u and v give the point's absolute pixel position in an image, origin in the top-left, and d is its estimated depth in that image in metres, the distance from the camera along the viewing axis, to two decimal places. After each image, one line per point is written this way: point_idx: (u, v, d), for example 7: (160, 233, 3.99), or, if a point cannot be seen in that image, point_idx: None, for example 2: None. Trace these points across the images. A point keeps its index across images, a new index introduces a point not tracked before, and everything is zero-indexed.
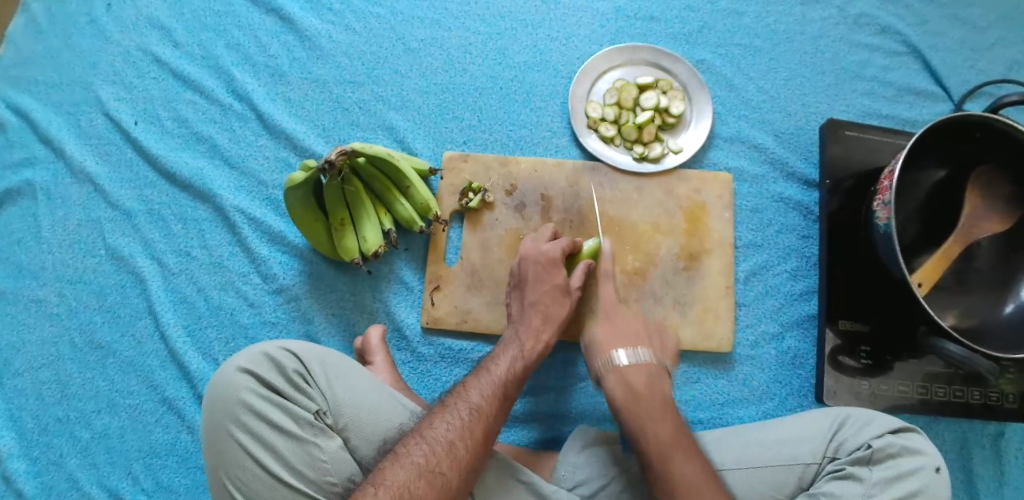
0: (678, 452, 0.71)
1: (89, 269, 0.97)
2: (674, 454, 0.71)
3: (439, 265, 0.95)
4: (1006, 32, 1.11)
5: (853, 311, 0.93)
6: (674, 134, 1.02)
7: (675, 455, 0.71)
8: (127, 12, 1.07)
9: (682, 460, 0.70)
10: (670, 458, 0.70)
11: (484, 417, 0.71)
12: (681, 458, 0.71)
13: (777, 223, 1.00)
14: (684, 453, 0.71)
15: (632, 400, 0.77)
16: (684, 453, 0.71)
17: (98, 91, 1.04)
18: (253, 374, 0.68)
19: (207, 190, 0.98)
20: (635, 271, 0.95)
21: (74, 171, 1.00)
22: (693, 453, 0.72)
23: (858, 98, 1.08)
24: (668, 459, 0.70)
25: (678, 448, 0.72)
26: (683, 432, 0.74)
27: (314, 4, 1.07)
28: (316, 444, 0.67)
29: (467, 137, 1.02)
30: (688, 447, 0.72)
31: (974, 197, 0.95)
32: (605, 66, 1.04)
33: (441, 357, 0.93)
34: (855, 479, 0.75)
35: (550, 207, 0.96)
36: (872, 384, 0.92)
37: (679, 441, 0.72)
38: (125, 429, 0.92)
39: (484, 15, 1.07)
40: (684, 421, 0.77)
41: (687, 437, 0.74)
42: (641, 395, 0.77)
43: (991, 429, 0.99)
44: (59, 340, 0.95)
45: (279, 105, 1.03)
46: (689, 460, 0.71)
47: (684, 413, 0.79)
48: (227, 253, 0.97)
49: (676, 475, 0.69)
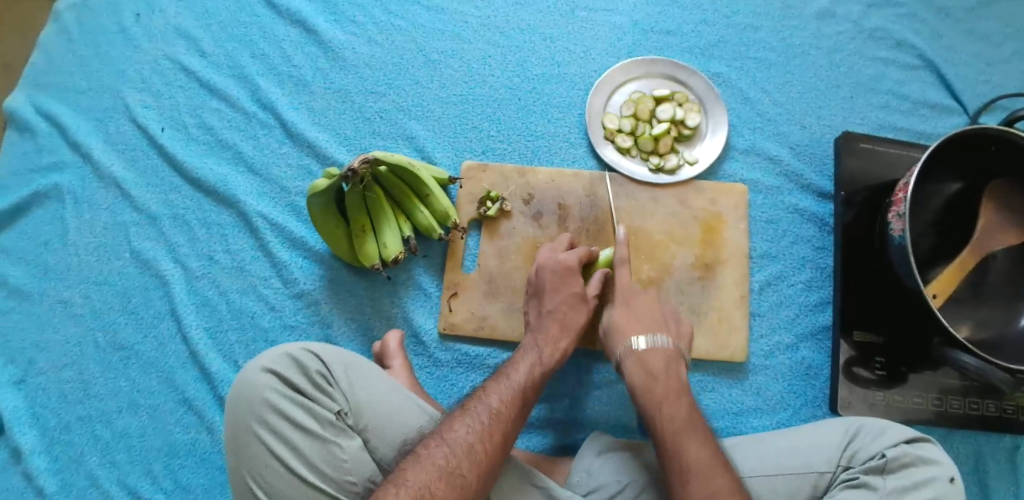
0: (658, 357, 0.81)
1: (114, 271, 0.99)
2: (654, 358, 0.81)
3: (457, 272, 0.96)
4: (1021, 47, 1.12)
5: (868, 322, 0.94)
6: (690, 145, 1.03)
7: (656, 359, 0.81)
8: (155, 22, 1.10)
9: (660, 363, 0.81)
10: (650, 362, 0.81)
11: (503, 420, 0.73)
12: (660, 360, 0.81)
13: (792, 234, 1.01)
14: (663, 358, 0.81)
15: (626, 312, 0.86)
16: (663, 358, 0.81)
17: (125, 98, 1.06)
18: (277, 373, 0.70)
19: (231, 196, 1.01)
20: (650, 281, 0.96)
21: (101, 176, 1.03)
22: (672, 360, 0.82)
23: (873, 111, 1.08)
24: (647, 362, 0.81)
25: (659, 353, 0.82)
26: (669, 342, 0.83)
27: (337, 15, 1.10)
28: (337, 443, 0.69)
29: (485, 146, 1.03)
30: (669, 353, 0.82)
31: (989, 210, 0.96)
32: (622, 78, 1.05)
33: (458, 363, 0.94)
34: (870, 488, 0.76)
35: (566, 216, 0.98)
36: (886, 395, 0.92)
37: (660, 348, 0.82)
38: (146, 429, 0.93)
39: (503, 28, 1.09)
40: (674, 330, 0.86)
41: (672, 347, 0.83)
42: (634, 311, 0.86)
43: (1007, 443, 0.99)
44: (84, 340, 0.97)
45: (302, 114, 1.05)
46: (665, 364, 0.81)
47: (679, 324, 0.88)
48: (249, 257, 0.99)
49: (652, 374, 0.80)
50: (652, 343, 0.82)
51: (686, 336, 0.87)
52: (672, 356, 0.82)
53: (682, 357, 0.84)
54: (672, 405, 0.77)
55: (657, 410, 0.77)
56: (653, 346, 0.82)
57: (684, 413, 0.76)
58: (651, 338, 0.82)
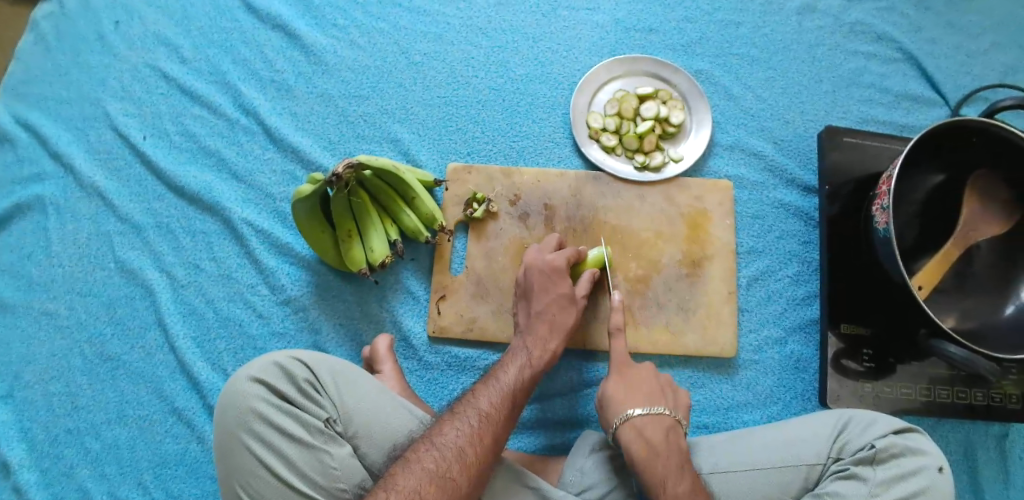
0: (656, 429, 0.78)
1: (99, 281, 0.98)
2: (653, 429, 0.78)
3: (445, 274, 0.96)
4: (1000, 38, 1.13)
5: (855, 314, 0.94)
6: (675, 142, 1.04)
7: (655, 431, 0.78)
8: (135, 29, 1.09)
9: (660, 436, 0.77)
10: (649, 433, 0.78)
11: (493, 423, 0.73)
12: (659, 432, 0.78)
13: (778, 228, 1.01)
14: (662, 430, 0.78)
15: (620, 385, 0.83)
16: (662, 429, 0.78)
17: (107, 107, 1.06)
18: (264, 383, 0.69)
19: (215, 203, 1.00)
20: (638, 279, 0.96)
21: (83, 186, 1.02)
22: (671, 430, 0.79)
23: (856, 105, 1.09)
24: (625, 377, 0.84)
25: (657, 425, 0.79)
26: (667, 411, 0.80)
27: (319, 19, 1.09)
28: (326, 451, 0.68)
29: (471, 148, 1.03)
30: (667, 424, 0.79)
31: (974, 204, 0.97)
32: (606, 77, 1.05)
33: (448, 366, 0.94)
34: (860, 479, 0.77)
35: (553, 216, 0.98)
36: (875, 386, 0.93)
37: (659, 419, 0.79)
38: (135, 441, 0.92)
39: (486, 29, 1.09)
40: (671, 399, 0.84)
41: (670, 416, 0.80)
42: (630, 381, 0.84)
43: (995, 431, 1.01)
44: (69, 352, 0.96)
45: (285, 119, 1.04)
46: (665, 436, 0.78)
47: (675, 393, 0.85)
48: (236, 265, 0.98)
49: (629, 388, 0.83)
50: (650, 414, 0.79)
51: (683, 405, 0.85)
52: (671, 427, 0.79)
53: (681, 426, 0.81)
54: (676, 482, 0.73)
55: (659, 489, 0.73)
56: (650, 415, 0.79)
57: (688, 489, 0.72)
58: (648, 408, 0.79)
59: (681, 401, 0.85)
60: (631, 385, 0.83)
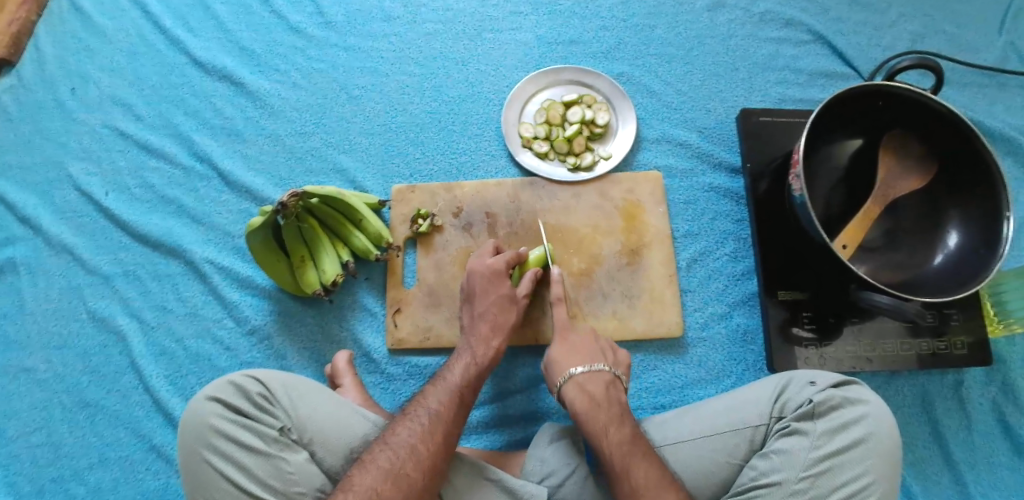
0: (597, 385, 0.82)
1: (73, 333, 1.03)
2: (593, 383, 0.82)
3: (399, 289, 1.01)
4: (903, 10, 1.20)
5: (790, 281, 0.99)
6: (604, 142, 1.10)
7: (596, 386, 0.82)
8: (93, 94, 1.17)
9: (600, 389, 0.81)
10: (590, 388, 0.81)
11: (444, 419, 0.77)
12: (599, 386, 0.82)
13: (710, 211, 1.07)
14: (602, 385, 0.82)
15: (562, 348, 0.87)
16: (603, 384, 0.82)
17: (70, 169, 1.12)
18: (220, 400, 0.74)
19: (177, 247, 1.06)
20: (582, 272, 1.01)
21: (52, 244, 1.08)
22: (611, 384, 0.83)
23: (772, 87, 1.16)
24: (587, 388, 0.81)
25: (597, 380, 0.82)
26: (606, 368, 0.84)
27: (263, 67, 1.17)
28: (282, 457, 0.72)
29: (413, 169, 1.10)
30: (607, 380, 0.83)
31: (888, 160, 0.99)
32: (533, 89, 1.12)
33: (409, 375, 0.98)
34: (802, 433, 0.79)
35: (495, 223, 1.03)
36: (820, 348, 0.97)
37: (599, 375, 0.83)
38: (117, 482, 0.96)
39: (418, 58, 1.17)
40: (612, 359, 0.88)
41: (610, 373, 0.84)
42: (573, 347, 0.87)
43: (949, 379, 1.02)
44: (48, 404, 1.00)
45: (238, 162, 1.11)
46: (605, 389, 0.81)
47: (615, 352, 0.89)
48: (201, 302, 1.03)
49: (595, 401, 0.80)
50: (589, 370, 0.83)
51: (624, 363, 0.89)
52: (611, 382, 0.83)
53: (622, 382, 0.85)
54: (617, 428, 0.76)
55: (602, 437, 0.76)
56: (590, 374, 0.83)
57: (629, 433, 0.76)
58: (587, 364, 0.83)
59: (622, 359, 0.89)
60: (595, 397, 0.80)
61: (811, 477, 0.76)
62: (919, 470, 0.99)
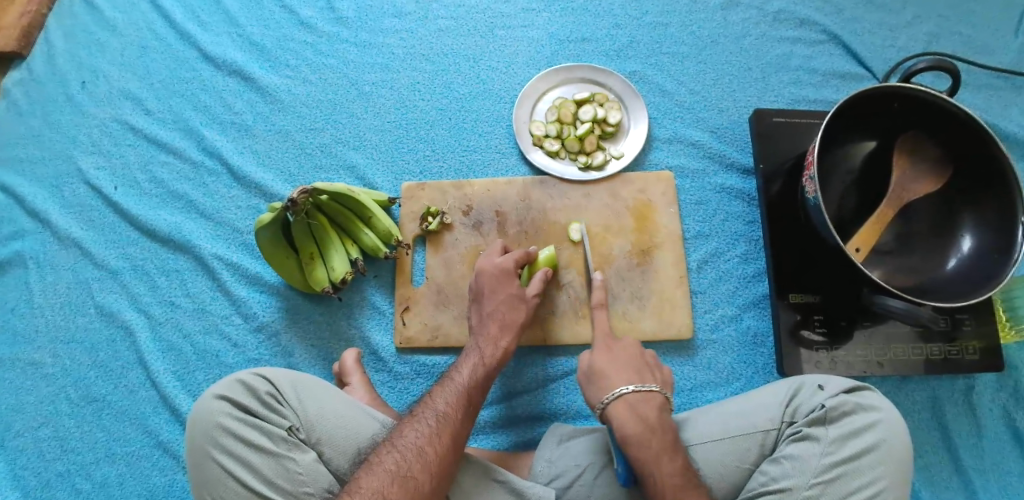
0: (650, 407, 0.79)
1: (81, 328, 1.03)
2: (645, 406, 0.79)
3: (407, 287, 1.01)
4: (919, 11, 1.19)
5: (802, 284, 0.98)
6: (615, 141, 1.09)
7: (648, 409, 0.79)
8: (102, 88, 1.17)
9: (653, 412, 0.79)
10: (642, 411, 0.78)
11: (451, 421, 0.76)
12: (652, 410, 0.79)
13: (722, 212, 1.06)
14: (654, 408, 0.79)
15: (610, 363, 0.85)
16: (655, 408, 0.79)
17: (78, 163, 1.12)
18: (228, 399, 0.74)
19: (185, 242, 1.05)
20: (592, 272, 1.01)
21: (60, 238, 1.07)
22: (662, 408, 0.80)
23: (786, 87, 1.14)
24: (639, 411, 0.78)
25: (650, 403, 0.80)
26: (658, 390, 0.81)
27: (272, 62, 1.16)
28: (290, 457, 0.72)
29: (423, 166, 1.09)
30: (659, 404, 0.80)
31: (903, 163, 0.99)
32: (544, 87, 1.11)
33: (417, 374, 0.98)
34: (814, 439, 0.79)
35: (505, 222, 1.03)
36: (831, 352, 0.96)
37: (651, 397, 0.80)
38: (124, 476, 0.96)
39: (429, 54, 1.16)
40: (659, 378, 0.85)
41: (660, 394, 0.82)
42: (616, 358, 0.86)
43: (959, 384, 1.02)
44: (55, 398, 1.00)
45: (247, 157, 1.11)
46: (658, 413, 0.79)
47: (661, 371, 0.87)
48: (209, 298, 1.03)
49: (647, 427, 0.77)
50: (642, 392, 0.80)
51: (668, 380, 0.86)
52: (663, 406, 0.80)
53: (669, 404, 0.82)
54: (670, 459, 0.74)
55: (654, 465, 0.73)
56: (643, 396, 0.80)
57: (681, 465, 0.74)
58: (640, 386, 0.80)
59: (666, 377, 0.86)
60: (646, 421, 0.78)
61: (821, 483, 0.75)
62: (928, 476, 0.98)
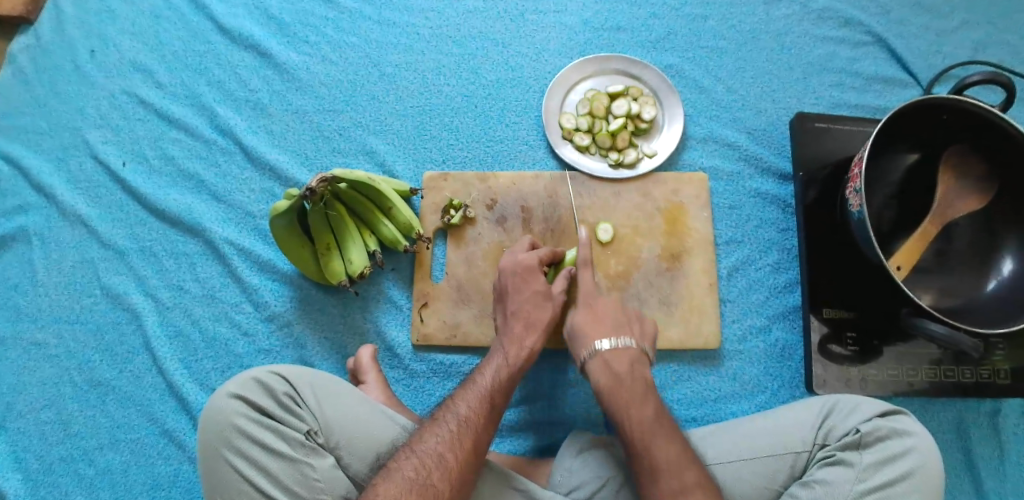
0: (622, 361, 0.79)
1: (86, 308, 1.00)
2: (619, 362, 0.79)
3: (426, 282, 0.97)
4: (969, 15, 1.13)
5: (837, 297, 0.94)
6: (648, 138, 1.05)
7: (621, 362, 0.79)
8: (111, 57, 1.11)
9: (625, 366, 0.79)
10: (615, 364, 0.79)
11: (472, 426, 0.73)
12: (624, 363, 0.79)
13: (755, 218, 1.02)
14: (628, 362, 0.80)
15: (590, 318, 0.84)
16: (628, 361, 0.79)
17: (86, 135, 1.07)
18: (244, 399, 0.71)
19: (196, 224, 1.01)
20: (618, 275, 0.97)
21: (66, 215, 1.03)
22: (645, 382, 0.79)
23: (827, 90, 1.09)
24: (611, 363, 0.79)
25: (623, 356, 0.80)
26: (634, 344, 0.81)
27: (291, 37, 1.11)
28: (308, 463, 0.69)
29: (447, 155, 1.04)
30: (643, 379, 0.79)
31: (949, 176, 0.93)
32: (577, 77, 1.06)
33: (434, 372, 0.95)
34: (847, 464, 0.75)
35: (530, 218, 0.99)
36: (862, 370, 0.93)
37: (624, 351, 0.80)
38: (128, 464, 0.93)
39: (456, 37, 1.10)
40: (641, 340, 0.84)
41: (637, 348, 0.82)
42: (598, 314, 0.84)
43: (986, 408, 0.97)
44: (59, 380, 0.97)
45: (262, 138, 1.06)
46: (630, 366, 0.79)
47: (643, 323, 0.86)
48: (219, 284, 0.99)
49: (617, 377, 0.78)
50: (621, 361, 0.79)
51: (650, 334, 0.86)
52: (647, 381, 0.79)
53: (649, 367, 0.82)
54: (640, 407, 0.75)
55: (624, 415, 0.75)
56: (628, 368, 0.79)
57: (652, 413, 0.74)
58: (618, 351, 0.79)
59: (648, 330, 0.86)
60: (619, 375, 0.78)
61: None
62: None
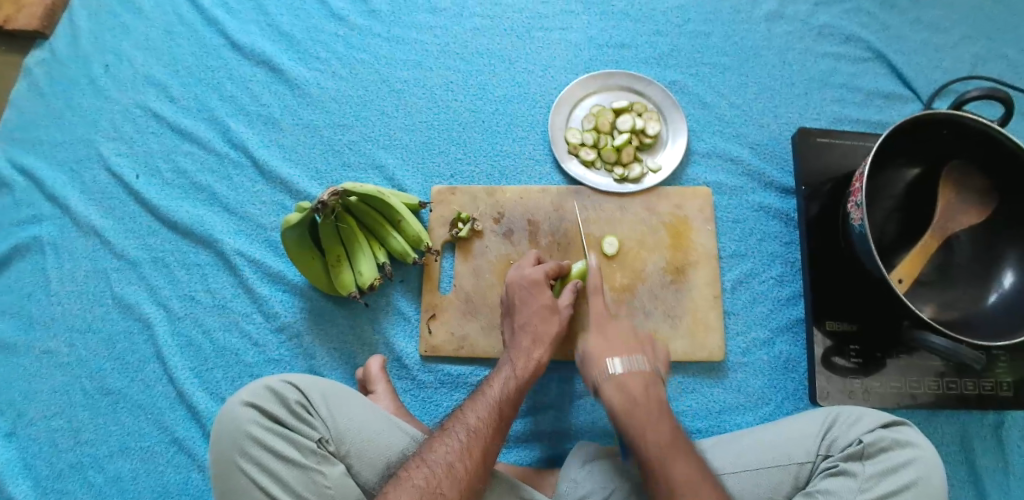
0: (684, 465, 0.72)
1: (98, 318, 1.01)
2: (681, 465, 0.72)
3: (434, 293, 0.98)
4: (967, 31, 1.15)
5: (839, 310, 0.95)
6: (653, 153, 1.06)
7: (684, 466, 0.72)
8: (126, 71, 1.14)
9: (689, 470, 0.72)
10: (680, 469, 0.71)
11: (482, 436, 0.74)
12: (690, 467, 0.72)
13: (758, 231, 1.04)
14: (690, 464, 0.72)
15: (635, 419, 0.76)
16: (688, 462, 0.72)
17: (100, 148, 1.10)
18: (256, 406, 0.72)
19: (207, 236, 1.03)
20: (624, 288, 0.98)
21: (80, 226, 1.05)
22: (650, 381, 0.80)
23: (828, 106, 1.11)
24: (678, 472, 0.71)
25: (683, 460, 0.72)
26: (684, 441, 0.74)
27: (302, 53, 1.13)
28: (319, 470, 0.71)
29: (454, 169, 1.06)
30: (647, 376, 0.80)
31: (949, 190, 0.94)
32: (582, 93, 1.08)
33: (441, 383, 0.96)
34: (850, 475, 0.76)
35: (537, 231, 1.00)
36: (865, 382, 0.94)
37: (680, 450, 0.73)
38: (138, 472, 0.94)
39: (464, 53, 1.13)
40: (651, 352, 0.84)
41: (687, 444, 0.74)
42: (637, 410, 0.76)
43: (990, 420, 0.97)
44: (70, 388, 0.98)
45: (273, 151, 1.08)
46: (693, 468, 0.72)
47: (676, 416, 0.79)
48: (230, 295, 1.01)
49: (688, 485, 0.70)
50: (629, 365, 0.80)
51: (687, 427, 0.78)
52: (651, 378, 0.80)
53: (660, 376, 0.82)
54: None
55: None
56: (630, 370, 0.80)
57: None
58: (628, 361, 0.80)
59: (684, 422, 0.79)
60: (687, 482, 0.70)
61: None
62: None
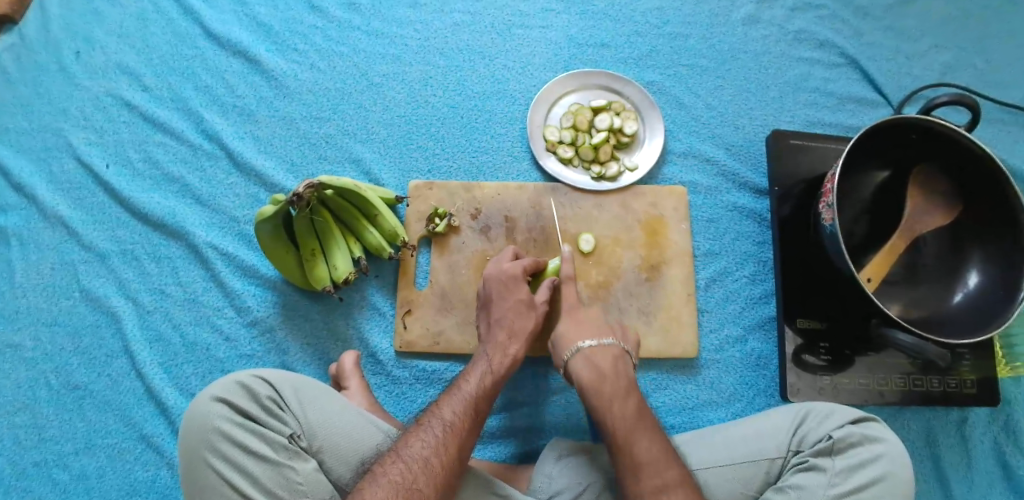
0: (605, 358, 0.83)
1: (64, 311, 0.99)
2: (602, 358, 0.83)
3: (410, 289, 0.98)
4: (937, 40, 1.18)
5: (809, 308, 0.97)
6: (630, 152, 1.07)
7: (604, 359, 0.83)
8: (97, 59, 1.11)
9: (608, 362, 0.83)
10: (597, 359, 0.83)
11: (458, 432, 0.73)
12: (607, 360, 0.83)
13: (732, 231, 1.05)
14: (610, 358, 0.83)
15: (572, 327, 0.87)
16: (610, 358, 0.83)
17: (68, 137, 1.07)
18: (227, 402, 0.71)
19: (179, 228, 1.01)
20: (600, 285, 0.99)
21: (46, 216, 1.03)
22: (619, 359, 0.84)
23: (802, 109, 1.13)
24: (593, 360, 0.83)
25: (606, 354, 0.84)
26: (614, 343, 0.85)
27: (279, 44, 1.12)
28: (291, 466, 0.70)
29: (432, 165, 1.06)
30: (615, 352, 0.85)
31: (916, 194, 0.96)
32: (561, 91, 1.09)
33: (416, 379, 0.96)
34: (819, 470, 0.77)
35: (514, 228, 1.00)
36: (834, 379, 0.95)
37: (608, 349, 0.84)
38: (104, 469, 0.92)
39: (443, 48, 1.13)
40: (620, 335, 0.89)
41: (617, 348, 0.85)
42: (579, 320, 0.88)
43: (954, 417, 1.00)
44: (35, 383, 0.96)
45: (248, 143, 1.06)
46: (612, 362, 0.83)
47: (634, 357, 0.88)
48: (201, 289, 0.99)
49: (601, 374, 0.81)
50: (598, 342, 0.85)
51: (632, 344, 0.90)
52: (618, 353, 0.85)
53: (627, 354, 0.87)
54: (621, 403, 0.78)
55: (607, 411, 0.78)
56: (600, 344, 0.85)
57: (633, 409, 0.78)
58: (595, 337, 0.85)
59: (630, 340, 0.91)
60: (602, 371, 0.82)
61: None
62: None
